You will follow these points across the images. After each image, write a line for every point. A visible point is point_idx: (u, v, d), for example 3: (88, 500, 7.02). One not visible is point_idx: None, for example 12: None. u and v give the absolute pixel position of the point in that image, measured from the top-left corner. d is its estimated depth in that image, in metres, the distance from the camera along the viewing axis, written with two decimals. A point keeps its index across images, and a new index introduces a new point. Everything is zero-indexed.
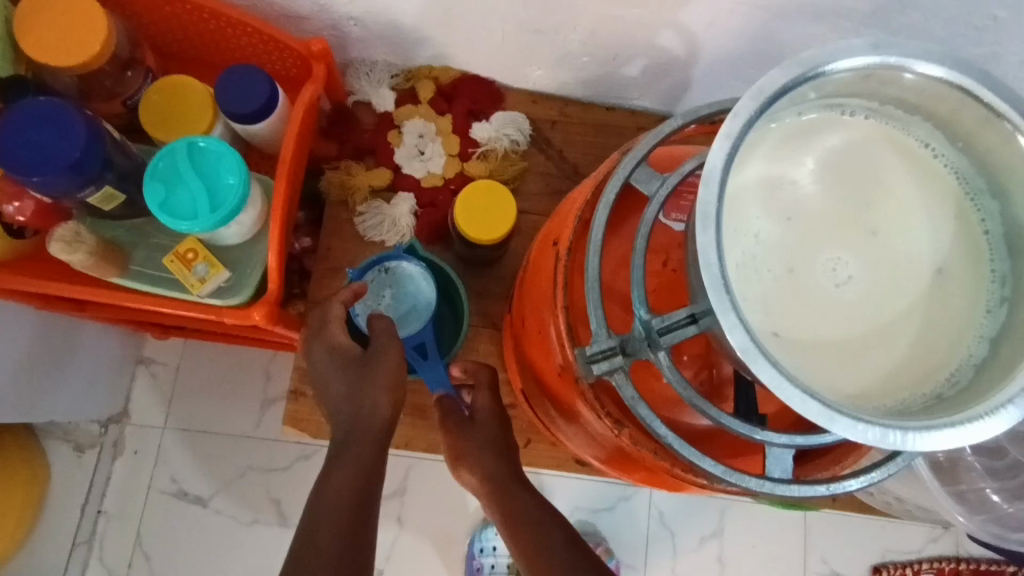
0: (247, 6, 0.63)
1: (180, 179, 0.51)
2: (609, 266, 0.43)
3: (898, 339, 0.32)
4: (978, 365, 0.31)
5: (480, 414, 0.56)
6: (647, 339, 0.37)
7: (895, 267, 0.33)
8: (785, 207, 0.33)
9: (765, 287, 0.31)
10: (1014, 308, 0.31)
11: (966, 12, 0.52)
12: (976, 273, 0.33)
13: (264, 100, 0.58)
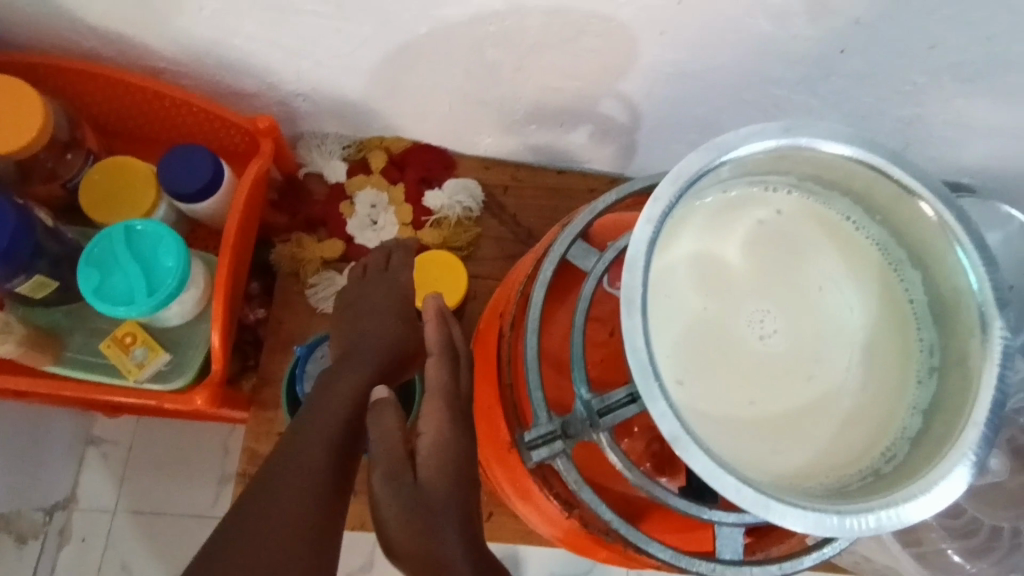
0: (193, 86, 0.63)
1: (116, 264, 0.51)
2: (554, 341, 0.43)
3: (829, 414, 0.32)
4: (913, 438, 0.31)
5: (427, 456, 0.44)
6: (588, 419, 0.37)
7: (825, 339, 0.33)
8: (715, 283, 0.33)
9: (699, 366, 0.31)
10: (943, 379, 0.32)
11: (887, 78, 0.55)
12: (904, 343, 0.33)
13: (208, 178, 0.58)
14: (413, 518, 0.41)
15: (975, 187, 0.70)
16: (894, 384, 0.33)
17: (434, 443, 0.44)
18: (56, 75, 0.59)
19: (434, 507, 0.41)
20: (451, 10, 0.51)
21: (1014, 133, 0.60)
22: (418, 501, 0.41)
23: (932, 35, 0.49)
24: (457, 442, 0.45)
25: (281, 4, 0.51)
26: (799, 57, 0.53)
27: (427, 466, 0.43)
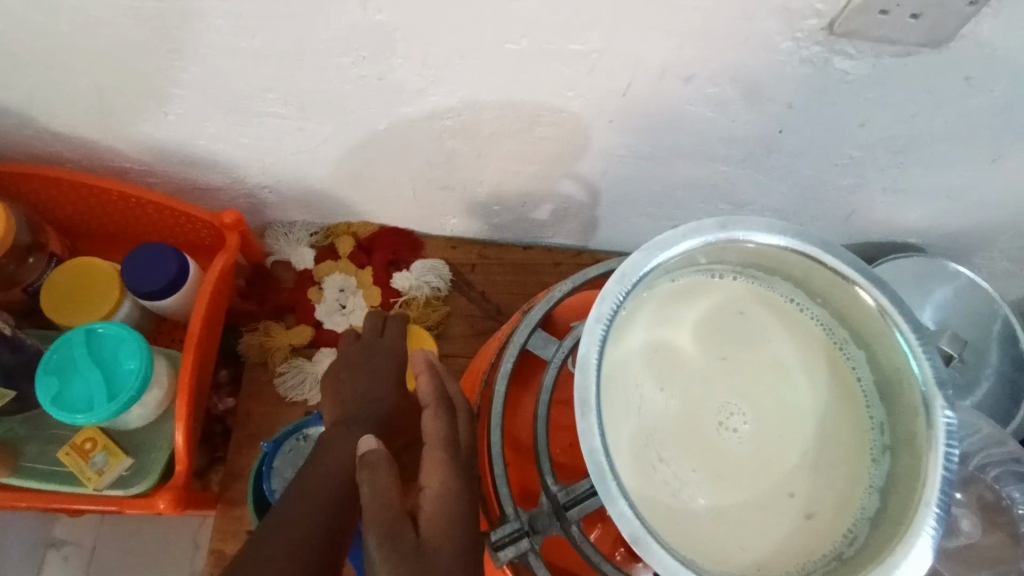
0: (159, 184, 0.64)
1: (75, 370, 0.50)
2: (518, 433, 0.43)
3: (790, 496, 0.33)
4: (871, 519, 0.32)
5: (431, 514, 0.36)
6: (556, 513, 0.38)
7: (781, 421, 0.34)
8: (670, 371, 0.34)
9: (660, 456, 0.32)
10: (895, 456, 0.33)
11: (825, 152, 0.58)
12: (857, 422, 0.34)
13: (172, 276, 0.58)
14: None
15: (921, 245, 0.73)
16: (850, 463, 0.34)
17: (437, 501, 0.37)
18: (19, 181, 0.59)
19: None
20: (410, 107, 0.54)
21: (950, 196, 0.63)
22: (425, 575, 0.33)
23: (861, 113, 0.53)
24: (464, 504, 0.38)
25: (244, 107, 0.53)
26: (742, 136, 0.56)
27: (431, 533, 0.35)
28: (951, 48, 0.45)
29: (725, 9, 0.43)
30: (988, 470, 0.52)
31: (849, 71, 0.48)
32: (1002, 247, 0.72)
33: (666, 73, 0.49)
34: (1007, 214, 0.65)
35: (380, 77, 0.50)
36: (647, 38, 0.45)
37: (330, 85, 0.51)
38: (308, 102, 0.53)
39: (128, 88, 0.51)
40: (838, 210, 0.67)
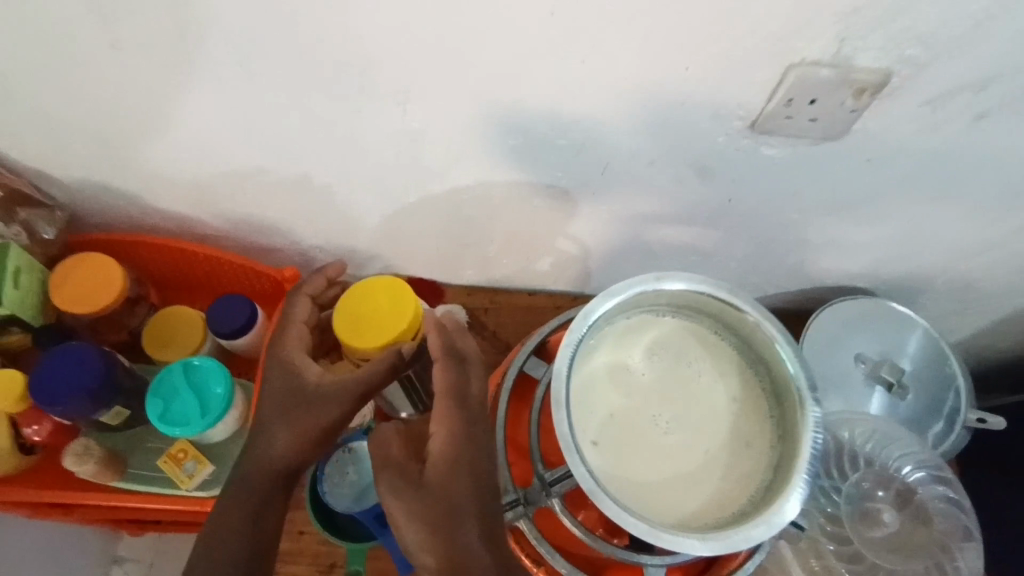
0: (232, 246, 0.80)
1: (176, 393, 0.64)
2: (516, 435, 0.56)
3: (713, 472, 0.47)
4: (767, 485, 0.46)
5: (433, 457, 0.48)
6: (543, 489, 0.50)
7: (705, 418, 0.49)
8: (625, 385, 0.49)
9: (615, 443, 0.47)
10: (785, 443, 0.47)
11: (768, 216, 0.72)
12: (760, 418, 0.49)
13: (245, 319, 0.72)
14: (432, 522, 0.45)
15: (869, 288, 0.86)
16: (755, 448, 0.48)
17: (440, 447, 0.49)
18: (125, 246, 0.75)
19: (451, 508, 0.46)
20: (435, 185, 0.69)
21: (881, 248, 0.76)
22: (427, 502, 0.46)
23: (793, 186, 0.66)
24: (465, 448, 0.49)
25: (307, 187, 0.69)
26: (700, 203, 0.70)
27: (437, 477, 0.47)
28: (850, 140, 0.58)
29: (670, 114, 0.57)
30: (911, 469, 0.63)
31: (776, 156, 0.62)
32: (936, 287, 0.84)
33: (632, 157, 0.64)
34: (932, 261, 0.78)
35: (413, 163, 0.65)
36: (616, 133, 0.60)
37: (375, 169, 0.66)
38: (357, 183, 0.68)
39: (222, 174, 0.66)
40: (789, 259, 0.80)
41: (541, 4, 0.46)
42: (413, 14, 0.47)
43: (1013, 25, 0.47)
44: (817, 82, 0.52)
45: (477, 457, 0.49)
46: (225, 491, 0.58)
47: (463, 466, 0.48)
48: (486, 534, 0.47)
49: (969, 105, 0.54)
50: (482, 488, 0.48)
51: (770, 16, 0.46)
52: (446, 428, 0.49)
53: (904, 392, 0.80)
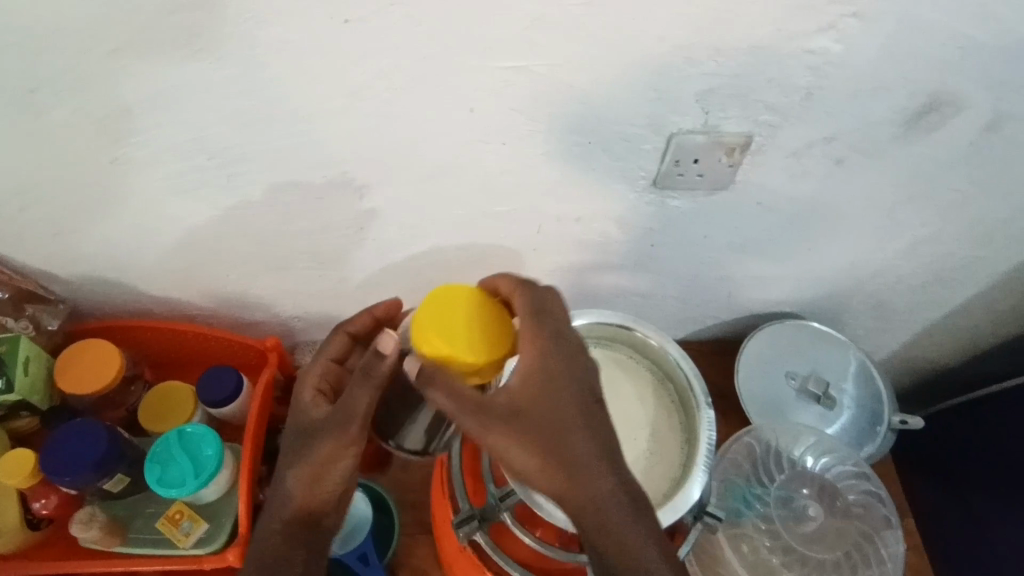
0: (218, 323, 0.88)
1: (171, 459, 0.71)
2: (469, 461, 0.66)
3: (637, 472, 0.63)
4: (679, 477, 0.62)
5: (517, 383, 0.55)
6: (495, 504, 0.60)
7: (628, 427, 0.66)
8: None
9: None
10: (691, 442, 0.64)
11: (691, 259, 0.81)
12: (672, 424, 0.66)
13: (232, 387, 0.80)
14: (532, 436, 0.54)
15: (797, 313, 0.95)
16: (670, 449, 0.65)
17: (529, 367, 0.55)
18: (121, 331, 0.83)
19: (545, 419, 0.54)
20: (395, 254, 0.78)
21: (797, 277, 0.86)
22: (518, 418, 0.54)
23: (704, 232, 0.76)
24: (552, 363, 0.56)
25: (282, 265, 0.78)
26: (629, 252, 0.80)
27: (526, 400, 0.54)
28: (738, 189, 0.69)
29: (585, 181, 0.68)
30: (837, 466, 0.76)
31: (681, 207, 0.72)
32: (855, 308, 0.93)
33: (561, 219, 0.74)
34: (842, 285, 0.88)
35: (373, 237, 0.75)
36: (543, 200, 0.70)
37: (340, 245, 0.75)
38: (326, 258, 0.78)
39: (206, 261, 0.76)
40: (719, 293, 0.89)
41: (461, 104, 0.57)
42: (359, 119, 0.58)
43: (840, 92, 0.58)
44: (695, 145, 0.63)
45: (562, 379, 0.55)
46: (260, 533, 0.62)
47: (552, 385, 0.55)
48: (592, 437, 0.54)
49: (826, 154, 0.65)
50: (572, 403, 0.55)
51: (644, 98, 0.58)
52: (527, 358, 0.55)
53: (832, 403, 0.89)
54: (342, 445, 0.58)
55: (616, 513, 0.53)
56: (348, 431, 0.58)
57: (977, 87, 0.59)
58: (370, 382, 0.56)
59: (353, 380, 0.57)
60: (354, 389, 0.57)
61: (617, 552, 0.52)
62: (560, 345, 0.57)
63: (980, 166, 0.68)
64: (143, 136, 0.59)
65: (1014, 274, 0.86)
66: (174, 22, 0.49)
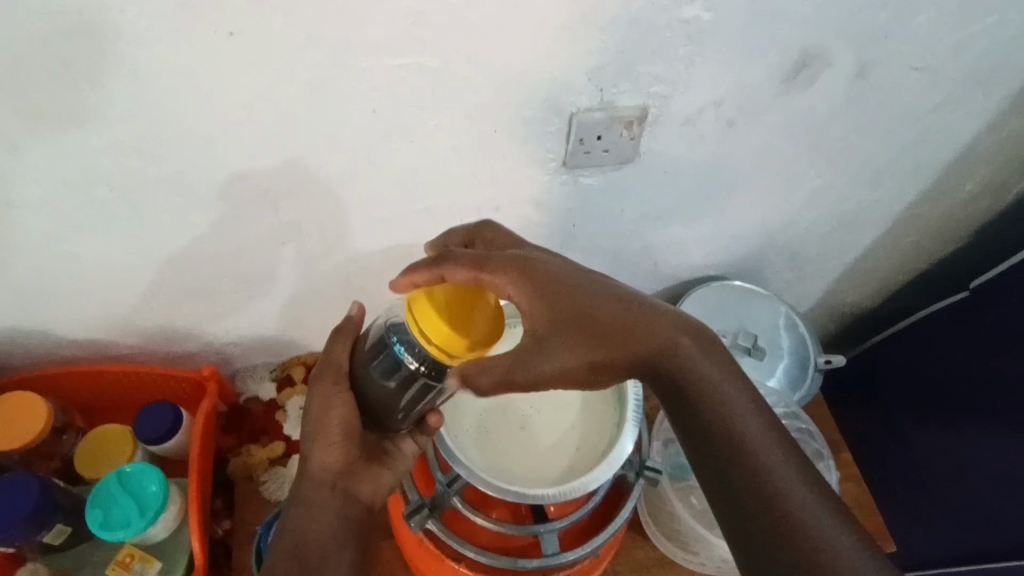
0: (148, 359, 0.86)
1: (114, 501, 0.69)
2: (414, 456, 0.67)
3: (574, 441, 0.65)
4: (613, 437, 0.64)
5: (524, 306, 0.52)
6: (444, 491, 0.61)
7: (559, 398, 0.67)
8: (492, 395, 0.67)
9: (496, 434, 0.65)
10: (622, 401, 0.65)
11: (611, 234, 0.84)
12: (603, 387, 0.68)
13: (172, 420, 0.78)
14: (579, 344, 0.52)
15: (722, 274, 1.00)
16: (604, 412, 0.66)
17: (522, 295, 0.52)
18: (44, 380, 0.80)
19: (577, 322, 0.52)
20: (321, 264, 0.78)
21: (714, 238, 0.90)
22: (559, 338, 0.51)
23: (619, 206, 0.79)
24: (539, 279, 0.52)
25: (205, 291, 0.77)
26: (553, 235, 0.82)
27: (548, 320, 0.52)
28: (643, 160, 0.73)
29: (498, 169, 0.70)
30: (769, 408, 0.83)
31: (594, 184, 0.75)
32: (775, 263, 0.98)
33: (481, 209, 0.75)
34: (759, 241, 0.93)
35: (296, 250, 0.74)
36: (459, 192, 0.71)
37: (261, 262, 0.75)
38: (251, 277, 0.77)
39: (124, 297, 0.74)
40: (645, 264, 0.92)
41: (362, 104, 0.58)
42: (260, 131, 0.59)
43: (718, 57, 0.62)
44: (594, 121, 0.65)
45: (553, 283, 0.52)
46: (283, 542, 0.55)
47: (571, 288, 0.52)
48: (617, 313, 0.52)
49: (717, 117, 0.69)
50: (581, 297, 0.52)
51: (538, 81, 0.60)
52: (534, 273, 0.52)
53: (762, 353, 0.94)
54: (328, 391, 0.57)
55: (699, 373, 0.52)
56: (325, 381, 0.57)
57: (840, 39, 0.64)
58: (343, 337, 0.58)
59: (332, 338, 0.59)
60: (330, 343, 0.59)
61: (713, 415, 0.51)
62: (524, 259, 0.53)
63: (858, 113, 0.74)
64: (36, 174, 0.57)
65: (909, 211, 0.92)
66: (52, 54, 0.48)
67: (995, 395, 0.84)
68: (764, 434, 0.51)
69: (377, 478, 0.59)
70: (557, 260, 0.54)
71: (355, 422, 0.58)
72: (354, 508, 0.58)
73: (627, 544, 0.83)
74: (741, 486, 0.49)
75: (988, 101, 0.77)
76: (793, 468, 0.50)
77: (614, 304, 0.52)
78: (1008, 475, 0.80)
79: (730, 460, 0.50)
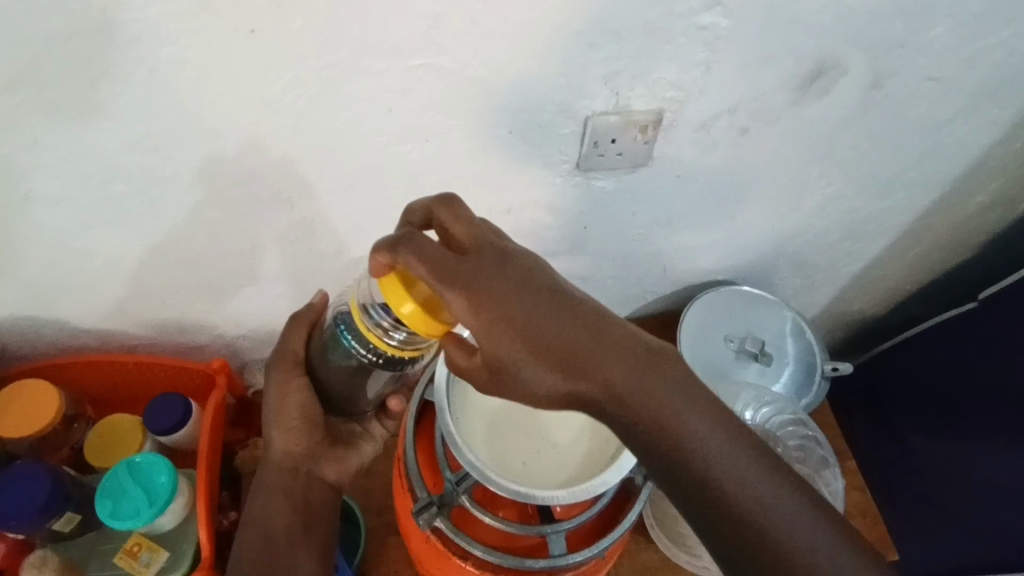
0: (159, 351, 0.87)
1: (123, 491, 0.70)
2: (424, 454, 0.67)
3: (581, 444, 0.65)
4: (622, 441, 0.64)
5: (476, 326, 0.46)
6: (452, 490, 0.62)
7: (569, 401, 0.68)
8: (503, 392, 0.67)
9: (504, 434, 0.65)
10: None
11: (621, 237, 0.84)
12: None
13: (181, 412, 0.79)
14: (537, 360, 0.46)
15: (731, 279, 1.00)
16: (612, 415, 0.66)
17: (473, 315, 0.46)
18: (57, 370, 0.81)
19: (531, 340, 0.46)
20: (331, 262, 0.78)
21: (723, 244, 0.90)
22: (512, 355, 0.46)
23: (629, 210, 0.79)
24: (493, 294, 0.46)
25: (217, 285, 0.77)
26: (563, 238, 0.82)
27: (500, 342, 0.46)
28: (656, 165, 0.73)
29: (511, 170, 0.70)
30: (776, 415, 0.84)
31: (605, 187, 0.75)
32: (783, 269, 0.98)
33: (493, 210, 0.75)
34: (768, 247, 0.93)
35: (307, 247, 0.75)
36: (472, 193, 0.71)
37: (273, 259, 0.75)
38: (262, 274, 0.77)
39: (137, 289, 0.75)
40: (654, 268, 0.92)
41: (378, 104, 0.59)
42: (276, 129, 0.59)
43: (734, 64, 0.62)
44: (609, 126, 0.66)
45: (510, 296, 0.46)
46: (250, 516, 0.66)
47: (523, 312, 0.46)
48: (575, 326, 0.47)
49: (730, 125, 0.69)
50: (535, 315, 0.46)
51: (553, 85, 0.61)
52: (476, 296, 0.46)
53: (769, 359, 0.94)
54: (286, 380, 0.65)
55: (658, 402, 0.46)
56: (282, 369, 0.65)
57: (855, 50, 0.64)
58: (302, 326, 0.65)
59: (292, 325, 0.66)
60: (290, 332, 0.66)
61: (680, 452, 0.46)
62: (476, 268, 0.47)
63: (870, 123, 0.74)
64: (53, 166, 0.58)
65: (920, 221, 0.92)
66: (73, 48, 0.49)
67: (1003, 407, 0.84)
68: (739, 464, 0.46)
69: (337, 460, 0.69)
70: (499, 274, 0.47)
71: (313, 410, 0.66)
72: (318, 485, 0.68)
73: (631, 546, 0.83)
74: (721, 535, 0.45)
75: (1002, 114, 0.77)
76: (775, 498, 0.45)
77: (568, 322, 0.47)
78: (1014, 487, 0.81)
79: (714, 511, 0.45)
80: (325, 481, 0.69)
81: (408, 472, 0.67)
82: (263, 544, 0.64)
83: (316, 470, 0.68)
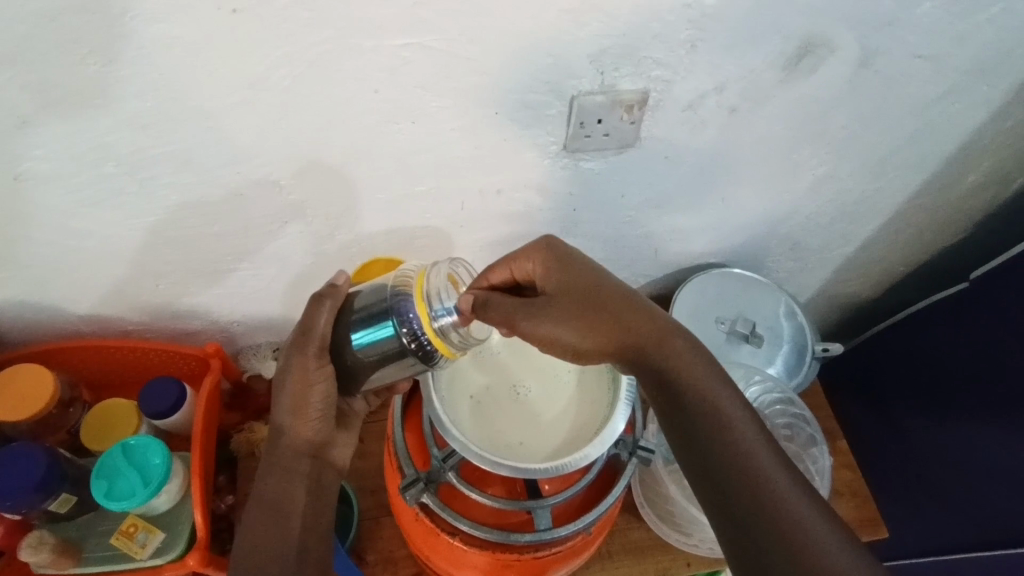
0: (155, 336, 0.87)
1: (119, 473, 0.71)
2: (410, 433, 0.68)
3: (566, 423, 0.66)
4: (607, 418, 0.64)
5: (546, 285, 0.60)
6: (439, 466, 0.63)
7: (552, 387, 0.69)
8: (488, 377, 0.69)
9: (489, 416, 0.66)
10: (615, 384, 0.66)
11: (612, 219, 0.84)
12: (596, 376, 0.69)
13: (176, 396, 0.79)
14: (577, 309, 0.57)
15: (724, 262, 1.00)
16: (596, 397, 0.67)
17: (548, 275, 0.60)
18: (53, 354, 0.81)
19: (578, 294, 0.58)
20: (325, 245, 0.79)
21: (715, 226, 0.90)
22: (557, 301, 0.58)
23: (620, 191, 0.80)
24: (570, 262, 0.61)
25: (210, 268, 0.78)
26: (554, 220, 0.82)
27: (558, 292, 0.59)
28: (645, 145, 0.73)
29: (501, 151, 0.70)
30: (765, 394, 0.84)
31: (595, 168, 0.75)
32: (775, 252, 0.99)
33: (483, 191, 0.75)
34: (759, 229, 0.93)
35: (300, 230, 0.75)
36: (462, 174, 0.72)
37: (267, 241, 0.75)
38: (253, 256, 0.78)
39: (130, 273, 0.75)
40: (646, 251, 0.93)
41: (366, 84, 0.59)
42: (264, 111, 0.59)
43: (719, 43, 0.62)
44: (596, 105, 0.66)
45: (579, 267, 0.60)
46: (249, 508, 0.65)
47: (592, 273, 0.60)
48: (625, 299, 0.59)
49: (719, 104, 0.69)
50: (599, 282, 0.59)
51: (540, 64, 0.61)
52: (557, 263, 0.60)
53: (760, 340, 0.95)
54: (310, 368, 0.60)
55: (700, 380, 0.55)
56: (308, 354, 0.60)
57: (843, 26, 0.64)
58: (328, 306, 0.60)
59: (314, 301, 0.60)
60: (312, 310, 0.60)
61: (701, 409, 0.54)
62: (560, 252, 0.61)
63: (860, 102, 0.74)
64: (46, 149, 0.58)
65: (912, 202, 0.92)
66: (57, 27, 0.49)
67: (993, 387, 0.85)
68: (760, 445, 0.52)
69: (341, 444, 0.71)
70: (582, 260, 0.61)
71: (332, 400, 0.64)
72: (325, 469, 0.69)
73: (621, 526, 0.84)
74: (735, 491, 0.49)
75: (993, 91, 0.76)
76: (779, 466, 0.50)
77: (614, 297, 0.58)
78: (1003, 466, 0.81)
79: (721, 458, 0.51)
80: (331, 462, 0.70)
81: (396, 450, 0.67)
82: (275, 527, 0.64)
83: (327, 453, 0.69)
